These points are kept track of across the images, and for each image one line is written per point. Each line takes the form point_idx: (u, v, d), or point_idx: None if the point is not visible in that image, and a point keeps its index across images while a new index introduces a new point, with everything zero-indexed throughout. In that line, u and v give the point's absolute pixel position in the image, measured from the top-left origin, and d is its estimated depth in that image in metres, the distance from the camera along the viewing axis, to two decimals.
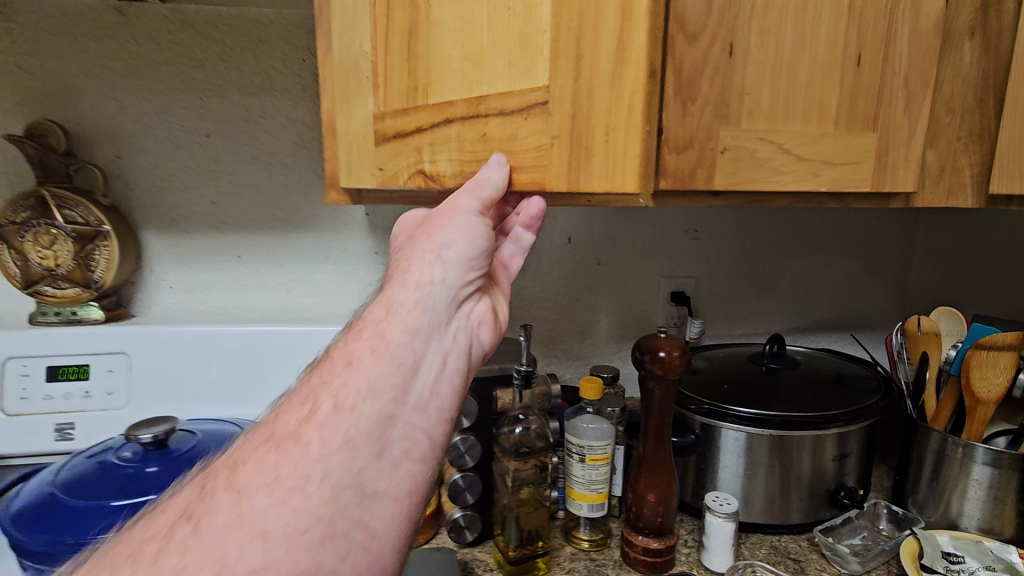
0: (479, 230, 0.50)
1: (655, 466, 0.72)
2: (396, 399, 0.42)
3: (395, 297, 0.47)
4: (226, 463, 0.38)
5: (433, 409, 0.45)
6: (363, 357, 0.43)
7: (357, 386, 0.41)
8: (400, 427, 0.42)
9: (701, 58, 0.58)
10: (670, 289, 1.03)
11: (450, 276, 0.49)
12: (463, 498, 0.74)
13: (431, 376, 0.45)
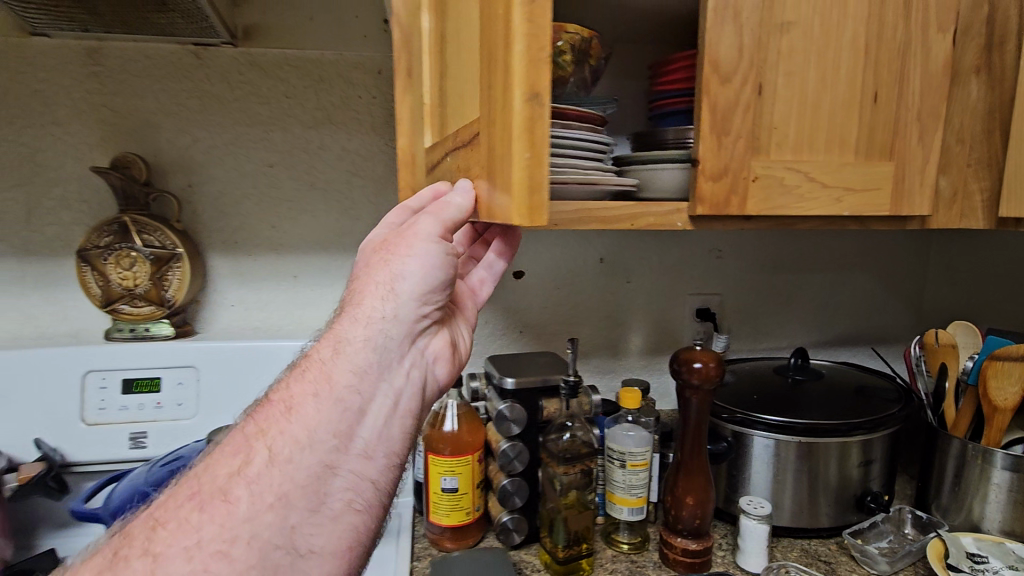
0: (433, 264, 0.54)
1: (692, 471, 0.77)
2: (339, 448, 0.47)
3: (345, 337, 0.52)
4: (146, 524, 0.41)
5: (379, 451, 0.50)
6: (305, 404, 0.48)
7: (303, 431, 0.46)
8: (342, 476, 0.47)
9: (734, 97, 0.65)
10: (696, 306, 1.09)
11: (402, 312, 0.54)
12: (512, 502, 0.79)
13: (378, 422, 0.50)
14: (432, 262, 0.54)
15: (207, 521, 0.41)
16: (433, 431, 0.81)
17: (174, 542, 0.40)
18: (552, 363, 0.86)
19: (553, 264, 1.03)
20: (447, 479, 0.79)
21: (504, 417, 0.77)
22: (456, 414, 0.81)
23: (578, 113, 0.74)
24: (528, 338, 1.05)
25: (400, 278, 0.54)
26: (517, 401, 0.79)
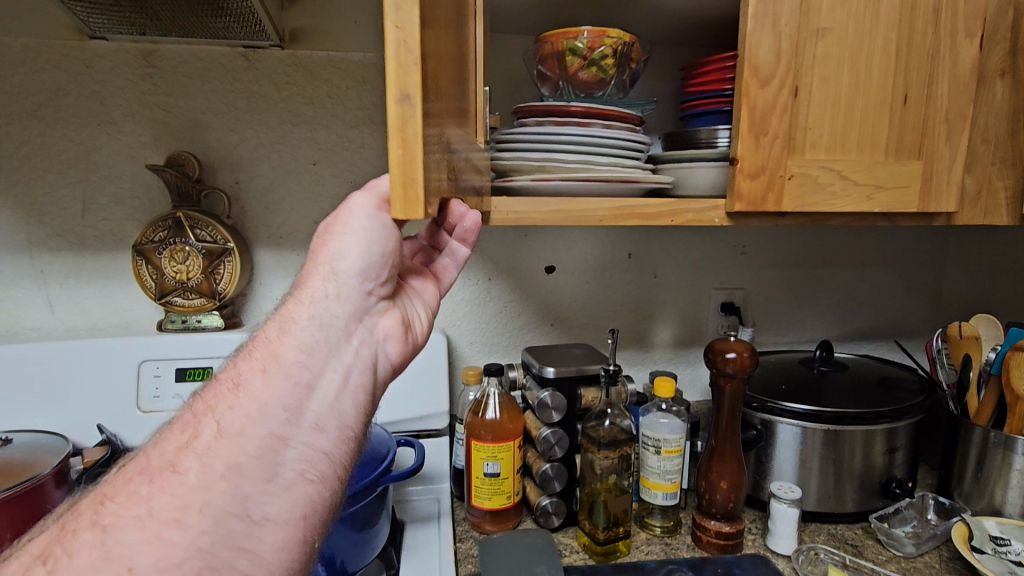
0: (376, 236, 0.48)
1: (726, 457, 0.80)
2: (289, 420, 0.43)
3: (290, 315, 0.47)
4: (94, 501, 0.37)
5: (333, 423, 0.45)
6: (252, 379, 0.44)
7: (251, 404, 0.42)
8: (294, 448, 0.42)
9: (772, 99, 0.69)
10: (721, 300, 1.12)
11: (345, 291, 0.48)
12: (552, 486, 0.83)
13: (330, 394, 0.46)
14: (376, 232, 0.48)
15: (166, 487, 0.37)
16: (476, 418, 0.84)
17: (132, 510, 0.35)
18: (588, 354, 0.90)
19: (583, 259, 1.07)
20: (489, 464, 0.83)
21: (545, 405, 0.81)
22: (498, 402, 0.85)
23: (618, 114, 0.78)
24: (558, 331, 1.08)
25: (341, 250, 0.48)
26: (557, 389, 0.83)
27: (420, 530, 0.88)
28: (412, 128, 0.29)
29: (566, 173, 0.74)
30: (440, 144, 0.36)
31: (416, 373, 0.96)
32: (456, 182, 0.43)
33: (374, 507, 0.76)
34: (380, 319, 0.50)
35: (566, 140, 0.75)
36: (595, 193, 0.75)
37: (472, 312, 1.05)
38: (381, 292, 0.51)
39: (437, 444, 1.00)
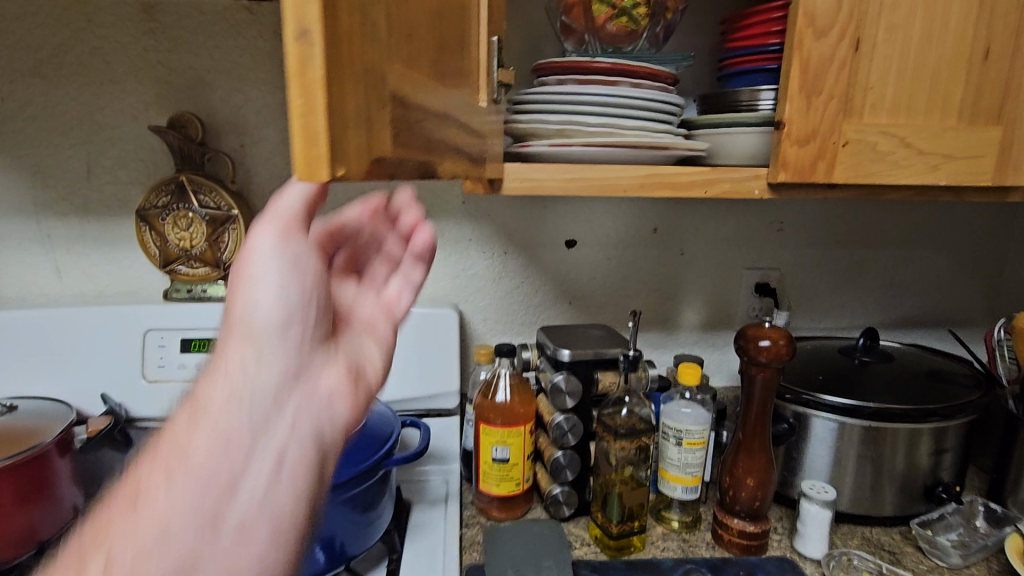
0: (285, 283, 0.40)
1: (754, 452, 0.74)
2: (202, 528, 0.37)
3: (200, 399, 0.40)
4: None
5: (261, 521, 0.39)
6: (154, 490, 0.37)
7: (157, 511, 0.37)
8: (213, 566, 0.37)
9: (829, 53, 0.60)
10: (754, 281, 1.04)
11: (262, 354, 0.40)
12: (564, 475, 0.78)
13: (256, 480, 0.39)
14: (288, 276, 0.40)
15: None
16: (485, 400, 0.80)
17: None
18: (607, 336, 0.84)
19: (604, 234, 1.00)
20: (498, 448, 0.78)
21: (559, 389, 0.76)
22: (509, 383, 0.80)
23: (649, 71, 0.69)
24: (576, 309, 1.02)
25: (252, 302, 0.40)
26: (573, 373, 0.77)
27: (426, 513, 0.85)
28: (313, 74, 0.26)
29: (589, 137, 0.66)
30: (384, 96, 0.32)
31: (426, 351, 0.91)
32: (427, 146, 0.38)
33: (375, 491, 0.73)
34: (314, 371, 0.42)
35: (590, 100, 0.67)
36: (620, 161, 0.68)
37: (487, 287, 1.00)
38: (315, 338, 0.43)
39: (446, 424, 0.97)
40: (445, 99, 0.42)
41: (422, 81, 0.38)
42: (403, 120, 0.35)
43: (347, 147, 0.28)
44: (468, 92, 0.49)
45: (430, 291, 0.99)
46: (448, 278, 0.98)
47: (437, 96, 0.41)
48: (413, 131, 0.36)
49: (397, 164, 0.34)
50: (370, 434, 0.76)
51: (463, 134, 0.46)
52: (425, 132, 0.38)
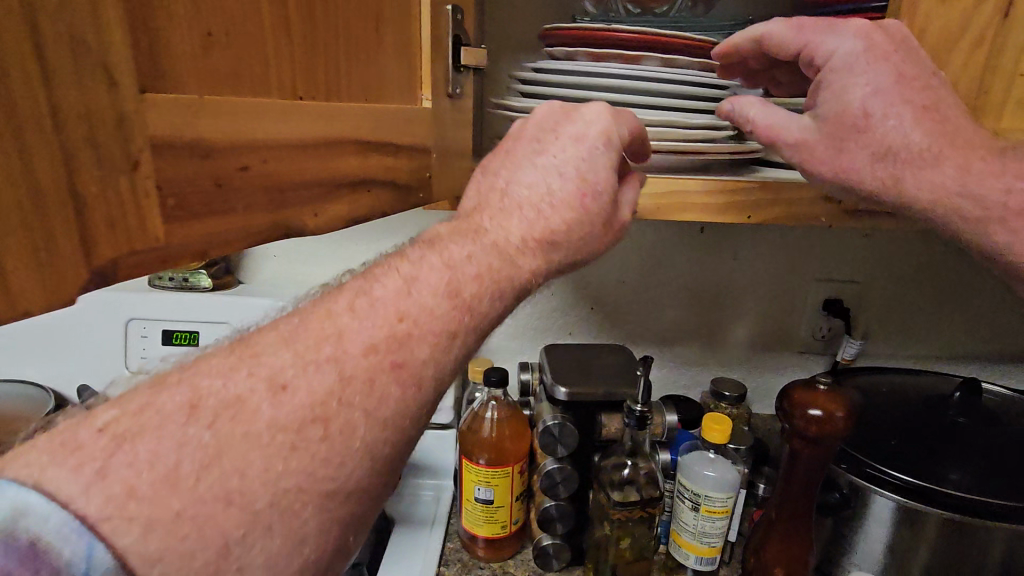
0: (580, 155, 0.39)
1: (790, 538, 0.59)
2: (546, 179, 0.39)
3: (518, 168, 0.39)
4: (493, 188, 0.39)
5: (556, 194, 0.38)
6: (529, 159, 0.40)
7: (517, 180, 0.39)
8: (524, 182, 0.39)
9: (958, 22, 0.42)
10: (824, 296, 0.85)
11: (559, 192, 0.38)
12: (554, 528, 0.67)
13: (526, 169, 0.39)
14: (584, 159, 0.39)
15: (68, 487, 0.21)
16: (470, 432, 0.70)
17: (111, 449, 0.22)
18: (621, 367, 0.70)
19: (639, 233, 0.83)
20: (480, 489, 0.68)
21: (551, 435, 0.63)
22: (497, 418, 0.69)
23: (691, 45, 0.52)
24: (601, 316, 0.88)
25: (542, 180, 0.39)
26: (572, 416, 0.65)
27: (407, 536, 0.76)
28: None
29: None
30: (137, 148, 0.19)
31: None
32: (276, 196, 0.26)
33: None
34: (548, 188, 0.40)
35: (604, 84, 0.50)
36: (636, 167, 0.53)
37: None
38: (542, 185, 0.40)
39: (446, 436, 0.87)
40: (328, 114, 0.29)
41: (262, 97, 0.25)
42: (199, 172, 0.22)
43: (9, 276, 0.16)
44: (388, 89, 0.35)
45: None
46: None
47: (304, 113, 0.27)
48: (234, 184, 0.24)
49: (190, 242, 0.22)
50: None
51: (374, 154, 0.33)
52: (271, 175, 0.25)
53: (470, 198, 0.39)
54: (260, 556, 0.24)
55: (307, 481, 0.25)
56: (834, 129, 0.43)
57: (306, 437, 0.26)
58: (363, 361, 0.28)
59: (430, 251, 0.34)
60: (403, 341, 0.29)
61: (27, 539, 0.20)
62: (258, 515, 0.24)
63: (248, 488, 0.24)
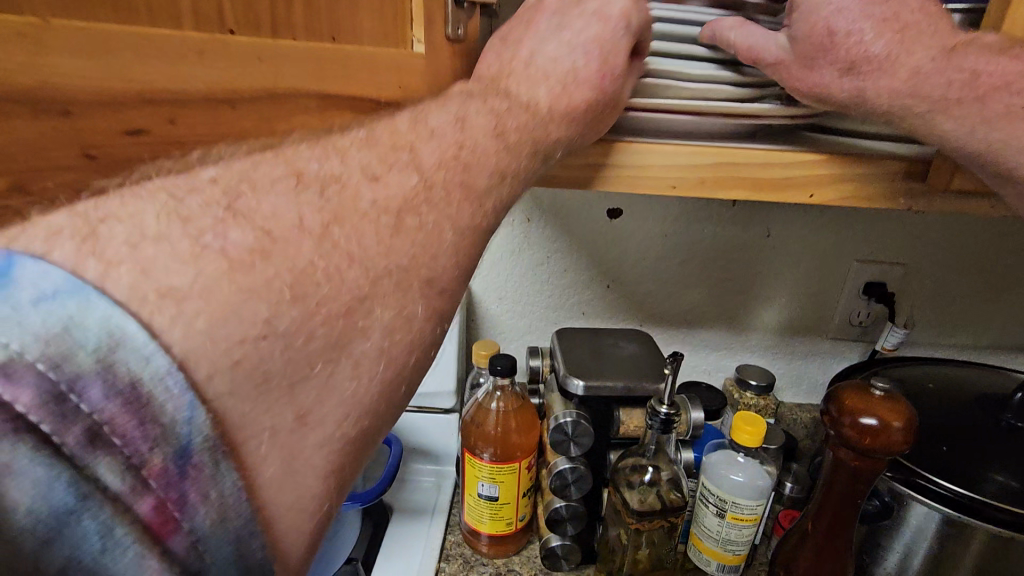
0: (603, 31, 0.35)
1: (824, 555, 0.53)
2: (568, 56, 0.35)
3: (540, 38, 0.36)
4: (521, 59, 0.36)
5: (576, 73, 0.35)
6: (552, 30, 0.36)
7: (542, 50, 0.36)
8: (545, 54, 0.36)
9: None
10: (866, 280, 0.78)
11: (581, 71, 0.35)
12: (564, 529, 0.62)
13: (549, 39, 0.36)
14: (607, 34, 0.35)
15: (212, 244, 0.22)
16: (473, 423, 0.64)
17: (239, 199, 0.24)
18: (642, 359, 0.63)
19: (663, 206, 0.75)
20: (484, 485, 0.63)
21: (564, 432, 0.57)
22: (504, 409, 0.63)
23: None
24: (618, 297, 0.80)
25: (564, 57, 0.35)
26: (586, 412, 0.59)
27: (406, 527, 0.71)
28: None
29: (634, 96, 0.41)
30: None
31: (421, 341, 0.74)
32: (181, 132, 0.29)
33: (321, 535, 0.60)
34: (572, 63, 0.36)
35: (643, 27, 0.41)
36: (678, 130, 0.43)
37: (505, 263, 0.79)
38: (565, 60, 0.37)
39: (448, 423, 0.78)
40: (265, 58, 0.30)
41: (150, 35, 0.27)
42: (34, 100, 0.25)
43: None
44: (363, 32, 0.33)
45: None
46: None
47: (223, 55, 0.29)
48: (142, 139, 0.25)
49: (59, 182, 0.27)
50: None
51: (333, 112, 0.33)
52: (172, 135, 0.29)
53: (493, 63, 0.36)
54: (382, 321, 0.27)
55: (407, 261, 0.27)
56: (812, 49, 0.36)
57: (407, 223, 0.28)
58: (437, 167, 0.30)
59: (475, 98, 0.34)
60: (466, 161, 0.31)
61: (124, 379, 0.18)
62: (374, 284, 0.26)
63: (360, 264, 0.26)
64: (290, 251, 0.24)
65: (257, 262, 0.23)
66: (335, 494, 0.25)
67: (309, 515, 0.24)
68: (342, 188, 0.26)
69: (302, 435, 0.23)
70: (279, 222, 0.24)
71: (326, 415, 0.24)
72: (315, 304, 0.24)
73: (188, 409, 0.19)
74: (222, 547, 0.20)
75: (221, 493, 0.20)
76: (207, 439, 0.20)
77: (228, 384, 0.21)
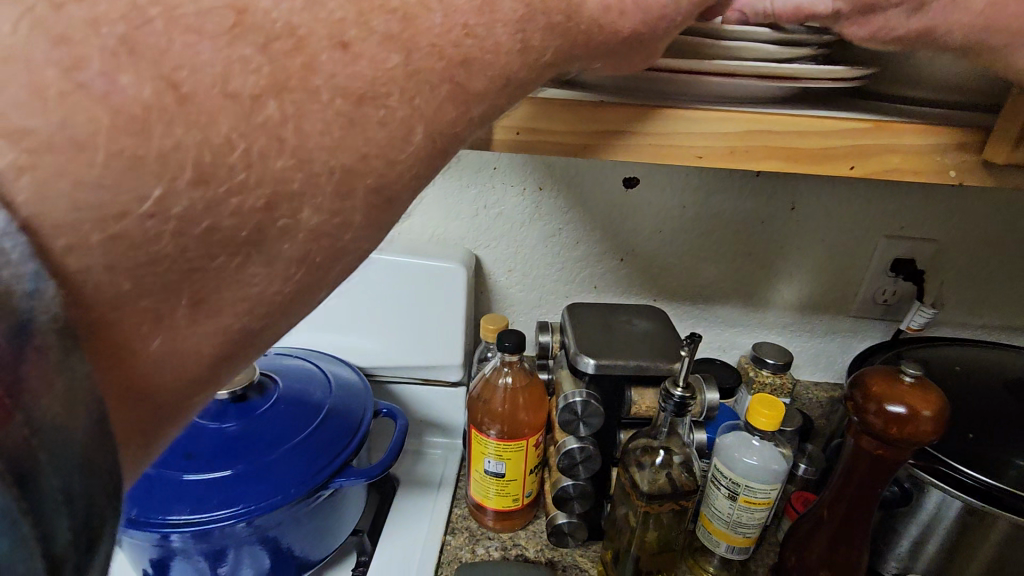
0: None
1: (839, 542, 0.52)
2: None
3: None
4: None
5: None
6: None
7: None
8: None
9: None
10: (895, 257, 0.74)
11: None
12: (571, 506, 0.61)
13: None
14: None
15: (85, 74, 0.15)
16: (480, 401, 0.63)
17: (139, 20, 0.16)
18: (656, 337, 0.60)
19: (682, 175, 0.71)
20: (491, 462, 0.62)
21: (573, 412, 0.55)
22: (512, 386, 0.62)
23: None
24: (631, 269, 0.77)
25: None
26: (597, 391, 0.57)
27: (412, 501, 0.71)
28: None
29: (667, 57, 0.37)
30: None
31: (429, 313, 0.72)
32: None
33: (327, 508, 0.59)
34: None
35: None
36: (707, 93, 0.39)
37: (515, 233, 0.76)
38: None
39: (454, 395, 0.77)
40: None
41: None
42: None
43: None
44: None
45: (439, 232, 0.76)
46: (462, 217, 0.75)
47: None
48: None
49: None
50: (333, 426, 0.60)
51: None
52: None
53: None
54: (309, 225, 0.20)
55: (357, 161, 0.20)
56: None
57: (365, 113, 0.20)
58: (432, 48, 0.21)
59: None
60: (465, 52, 0.23)
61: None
62: (309, 181, 0.19)
63: (298, 149, 0.19)
64: (204, 112, 0.17)
65: (147, 112, 0.16)
66: (225, 384, 0.21)
67: (178, 404, 0.20)
68: (298, 48, 0.18)
69: (186, 323, 0.18)
70: (197, 66, 0.16)
71: (225, 306, 0.19)
72: (227, 188, 0.17)
73: (31, 278, 0.14)
74: (71, 462, 0.14)
75: (69, 390, 0.15)
76: (54, 319, 0.14)
77: (95, 260, 0.16)
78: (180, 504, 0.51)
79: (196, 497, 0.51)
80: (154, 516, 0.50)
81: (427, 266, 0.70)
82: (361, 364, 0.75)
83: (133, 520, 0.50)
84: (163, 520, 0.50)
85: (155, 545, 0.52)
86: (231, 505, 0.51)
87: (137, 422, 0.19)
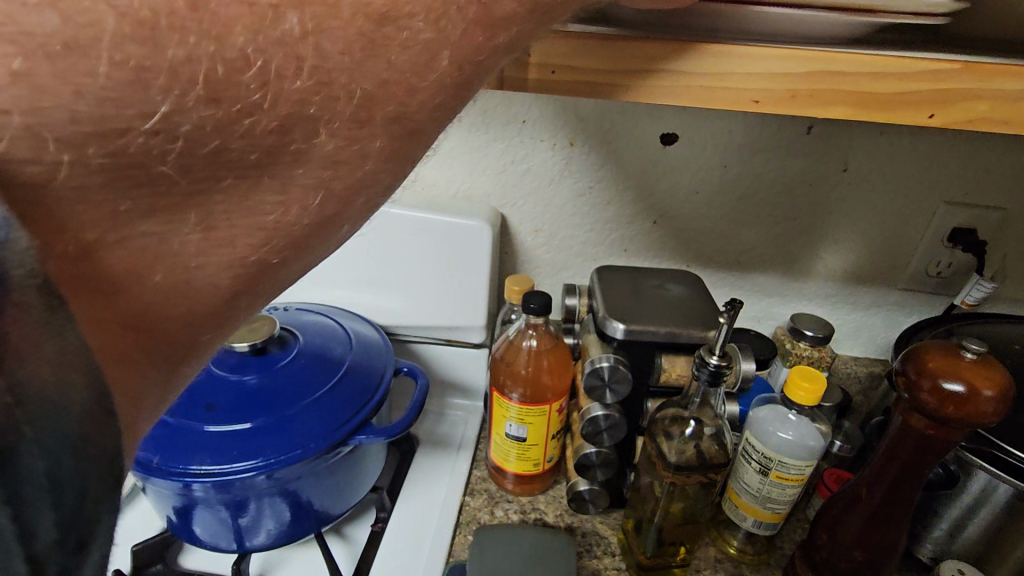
0: None
1: (876, 522, 0.49)
2: None
3: None
4: None
5: None
6: None
7: None
8: None
9: None
10: (953, 227, 0.69)
11: None
12: (593, 474, 0.59)
13: None
14: None
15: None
16: (503, 362, 0.61)
17: None
18: (689, 302, 0.57)
19: (727, 130, 0.66)
20: (512, 425, 0.61)
21: (600, 377, 0.53)
22: (536, 349, 0.60)
23: None
24: (664, 233, 0.74)
25: None
26: (625, 356, 0.54)
27: (432, 460, 0.70)
28: None
29: None
30: None
31: (453, 272, 0.70)
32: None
33: (346, 464, 0.59)
34: None
35: None
36: (767, 31, 0.35)
37: (543, 190, 0.72)
38: None
39: (477, 357, 0.76)
40: None
41: None
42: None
43: None
44: None
45: (465, 189, 0.73)
46: (489, 173, 0.72)
47: None
48: None
49: None
50: (354, 382, 0.59)
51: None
52: None
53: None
54: (324, 150, 0.19)
55: (377, 87, 0.19)
56: None
57: (387, 35, 0.18)
58: None
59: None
60: None
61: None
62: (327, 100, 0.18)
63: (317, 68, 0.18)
64: (218, 20, 0.15)
65: (155, 17, 0.14)
66: (238, 319, 0.21)
67: (191, 345, 0.20)
68: None
69: (192, 250, 0.18)
70: None
71: (235, 237, 0.19)
72: (240, 109, 0.16)
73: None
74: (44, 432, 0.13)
75: (65, 351, 0.13)
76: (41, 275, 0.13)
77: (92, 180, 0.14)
78: (201, 454, 0.50)
79: (217, 447, 0.51)
80: (175, 464, 0.50)
81: (451, 224, 0.67)
82: (382, 323, 0.74)
83: (154, 466, 0.50)
84: (183, 468, 0.50)
85: (177, 492, 0.52)
86: (252, 457, 0.51)
87: (144, 356, 0.18)
